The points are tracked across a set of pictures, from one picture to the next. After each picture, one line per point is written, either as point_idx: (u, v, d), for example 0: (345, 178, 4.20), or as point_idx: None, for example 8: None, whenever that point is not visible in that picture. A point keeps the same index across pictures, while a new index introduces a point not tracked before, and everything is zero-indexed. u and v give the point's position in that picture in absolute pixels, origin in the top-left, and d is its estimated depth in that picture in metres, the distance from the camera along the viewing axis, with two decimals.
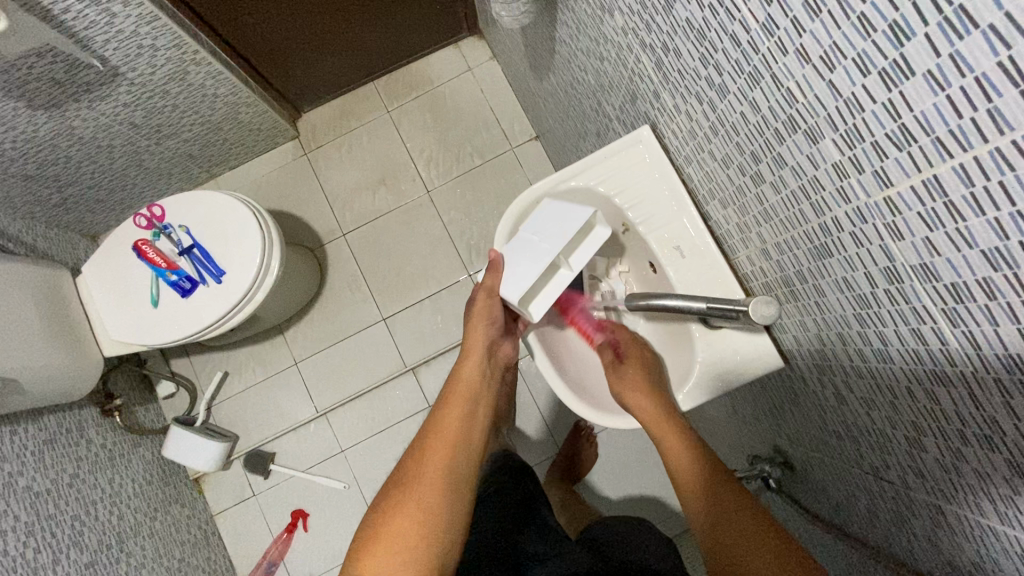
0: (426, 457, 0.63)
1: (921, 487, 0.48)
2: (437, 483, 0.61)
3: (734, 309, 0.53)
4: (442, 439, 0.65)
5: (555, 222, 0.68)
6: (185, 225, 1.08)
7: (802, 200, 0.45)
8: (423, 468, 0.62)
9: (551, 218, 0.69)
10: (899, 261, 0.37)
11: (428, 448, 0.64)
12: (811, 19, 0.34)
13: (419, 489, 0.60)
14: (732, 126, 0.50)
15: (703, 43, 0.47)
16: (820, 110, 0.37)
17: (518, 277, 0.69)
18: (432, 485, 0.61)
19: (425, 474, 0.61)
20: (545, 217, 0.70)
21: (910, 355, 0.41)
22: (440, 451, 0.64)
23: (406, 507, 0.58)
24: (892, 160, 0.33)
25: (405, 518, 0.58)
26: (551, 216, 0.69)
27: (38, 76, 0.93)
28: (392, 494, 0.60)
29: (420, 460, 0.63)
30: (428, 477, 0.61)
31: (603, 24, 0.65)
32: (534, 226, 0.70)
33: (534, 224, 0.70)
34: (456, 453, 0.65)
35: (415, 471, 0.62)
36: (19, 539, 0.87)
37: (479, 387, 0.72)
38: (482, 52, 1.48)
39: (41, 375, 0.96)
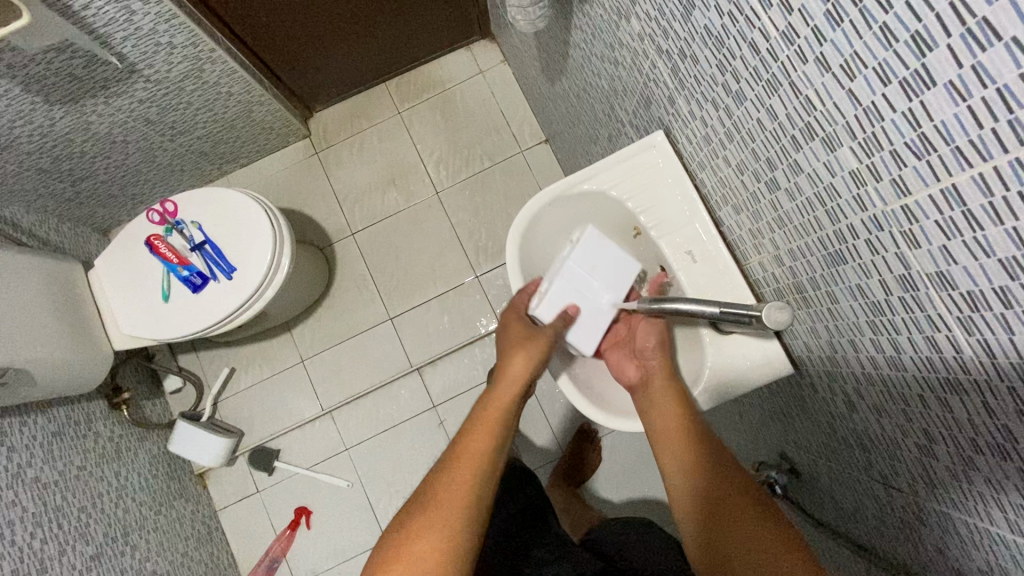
0: (451, 479, 0.59)
1: (931, 494, 0.48)
2: (460, 511, 0.57)
3: (748, 313, 0.52)
4: (469, 460, 0.61)
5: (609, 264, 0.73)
6: (197, 221, 1.09)
7: (816, 207, 0.45)
8: (448, 492, 0.58)
9: (601, 258, 0.73)
10: (914, 269, 0.38)
11: (453, 469, 0.60)
12: (832, 28, 0.35)
13: (441, 515, 0.56)
14: (747, 132, 0.50)
15: (721, 51, 0.48)
16: (839, 118, 0.38)
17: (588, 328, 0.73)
18: (456, 513, 0.56)
19: (449, 497, 0.57)
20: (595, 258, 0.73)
21: (923, 363, 0.41)
22: (467, 476, 0.59)
23: (427, 537, 0.55)
24: (910, 169, 0.34)
25: (425, 545, 0.54)
26: (599, 254, 0.73)
27: (57, 71, 0.94)
28: (415, 516, 0.57)
29: (444, 481, 0.59)
30: (452, 504, 0.57)
31: (619, 30, 0.66)
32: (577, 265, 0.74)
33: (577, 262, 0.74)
34: (482, 477, 0.60)
35: (438, 492, 0.58)
36: (27, 530, 0.88)
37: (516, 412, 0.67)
38: (493, 55, 1.49)
39: (53, 367, 0.97)
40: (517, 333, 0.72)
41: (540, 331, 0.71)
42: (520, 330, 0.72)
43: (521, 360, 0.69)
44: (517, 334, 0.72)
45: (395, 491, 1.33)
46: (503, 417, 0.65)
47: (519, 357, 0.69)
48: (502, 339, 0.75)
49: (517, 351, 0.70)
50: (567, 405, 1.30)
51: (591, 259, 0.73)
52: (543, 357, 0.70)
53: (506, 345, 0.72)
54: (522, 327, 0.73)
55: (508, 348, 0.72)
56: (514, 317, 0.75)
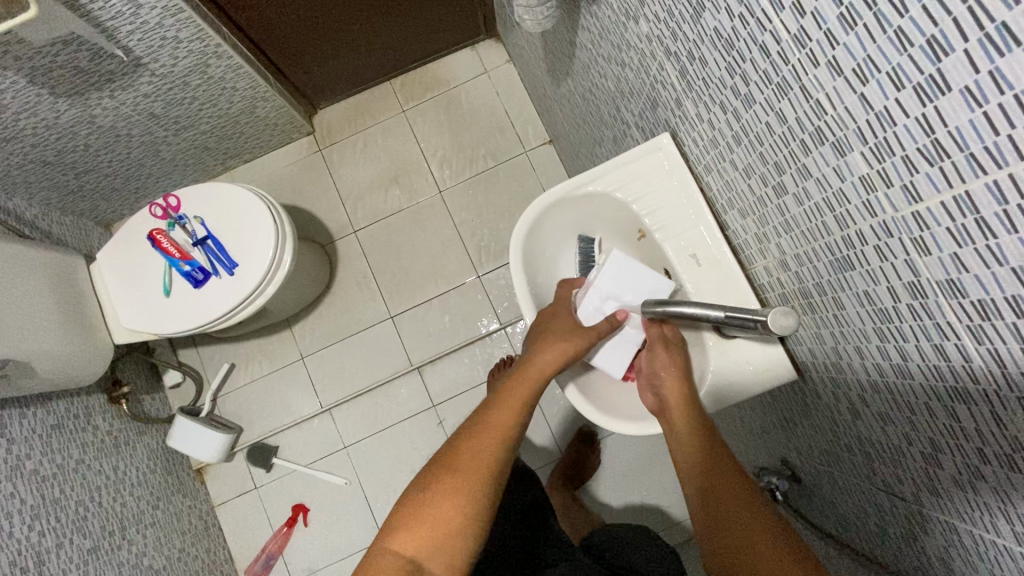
0: (475, 448, 0.59)
1: (935, 503, 0.48)
2: (480, 481, 0.57)
3: (754, 318, 0.51)
4: (495, 433, 0.61)
5: (636, 292, 0.72)
6: (199, 216, 1.09)
7: (824, 213, 0.45)
8: (471, 461, 0.58)
9: (627, 284, 0.72)
10: (924, 277, 0.37)
11: (478, 439, 0.60)
12: (845, 32, 0.34)
13: (464, 482, 0.57)
14: (756, 136, 0.50)
15: (731, 53, 0.47)
16: (850, 122, 0.37)
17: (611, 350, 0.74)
18: (478, 483, 0.57)
19: (471, 466, 0.58)
20: (621, 283, 0.73)
21: (930, 371, 0.41)
22: (489, 449, 0.59)
23: (448, 503, 0.56)
24: (922, 175, 0.33)
25: (445, 509, 0.55)
26: (624, 278, 0.73)
27: (63, 64, 0.94)
28: (435, 480, 0.57)
29: (466, 452, 0.59)
30: (474, 473, 0.57)
31: (627, 31, 0.66)
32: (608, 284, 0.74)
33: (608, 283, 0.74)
34: (505, 452, 0.60)
35: (459, 460, 0.58)
36: (25, 522, 0.88)
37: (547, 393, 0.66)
38: (499, 54, 1.49)
39: (53, 360, 0.97)
40: (560, 322, 0.71)
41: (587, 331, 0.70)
42: (565, 321, 0.71)
43: (563, 348, 0.67)
44: (563, 323, 0.71)
45: (393, 490, 1.33)
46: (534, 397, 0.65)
47: (559, 344, 0.68)
48: (540, 319, 0.73)
49: (559, 340, 0.68)
50: (568, 407, 1.29)
51: (617, 285, 0.73)
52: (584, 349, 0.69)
53: (547, 330, 0.71)
54: (567, 320, 0.71)
55: (549, 331, 0.70)
56: (560, 308, 0.74)
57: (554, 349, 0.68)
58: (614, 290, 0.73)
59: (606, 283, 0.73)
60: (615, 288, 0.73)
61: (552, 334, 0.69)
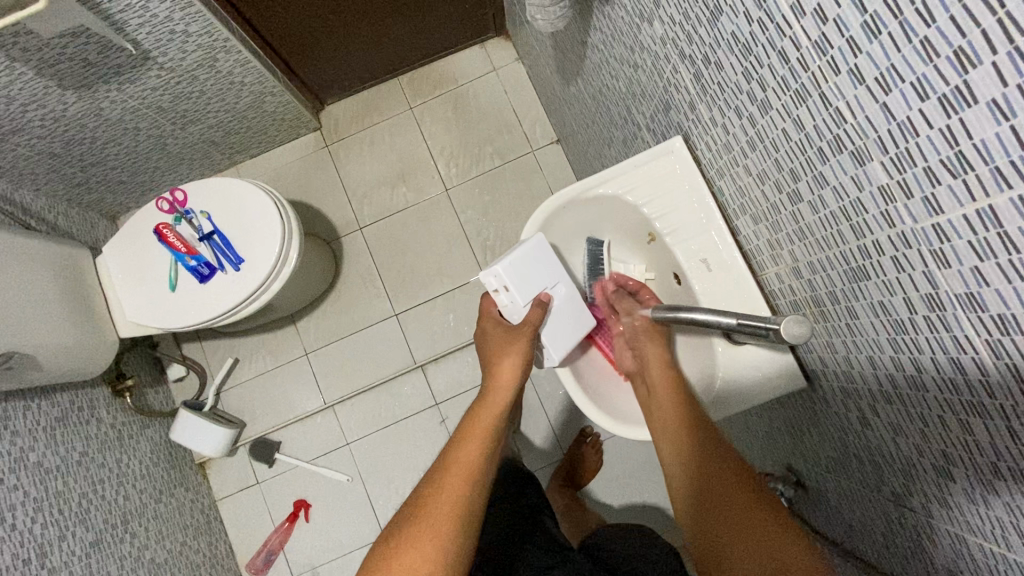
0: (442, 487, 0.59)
1: (944, 516, 0.47)
2: (451, 520, 0.57)
3: (766, 326, 0.50)
4: (460, 467, 0.61)
5: (552, 265, 0.74)
6: (206, 211, 1.09)
7: (840, 221, 0.44)
8: (438, 501, 0.58)
9: (540, 269, 0.74)
10: (942, 289, 0.37)
11: (443, 478, 0.60)
12: (869, 40, 0.34)
13: (433, 524, 0.56)
14: (771, 142, 0.49)
15: (748, 58, 0.47)
16: (870, 131, 0.37)
17: (565, 332, 0.74)
18: (446, 520, 0.56)
19: (439, 506, 0.57)
20: (533, 275, 0.73)
21: (945, 384, 0.41)
22: (453, 484, 0.59)
23: (419, 547, 0.55)
24: (945, 187, 0.33)
25: (418, 556, 0.54)
26: (532, 269, 0.73)
27: (71, 56, 0.94)
28: (404, 527, 0.57)
29: (434, 494, 0.59)
30: (443, 513, 0.57)
31: (640, 32, 0.65)
32: (521, 292, 0.72)
33: (521, 290, 0.72)
34: (473, 485, 0.60)
35: (427, 504, 0.58)
36: (28, 514, 0.88)
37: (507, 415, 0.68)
38: (508, 53, 1.48)
39: (58, 353, 0.97)
40: (497, 339, 0.73)
41: (522, 330, 0.71)
42: (500, 335, 0.73)
43: (512, 363, 0.70)
44: (501, 337, 0.73)
45: (395, 488, 1.33)
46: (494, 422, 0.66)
47: (506, 363, 0.70)
48: (483, 345, 0.76)
49: (504, 356, 0.70)
50: (570, 407, 1.29)
51: (528, 282, 0.73)
52: (529, 361, 0.71)
53: (490, 352, 0.73)
54: (501, 331, 0.73)
55: (493, 352, 0.72)
56: (488, 323, 0.76)
57: (503, 371, 0.70)
58: (527, 285, 0.73)
59: (516, 293, 0.72)
60: (527, 285, 0.73)
61: (496, 355, 0.72)
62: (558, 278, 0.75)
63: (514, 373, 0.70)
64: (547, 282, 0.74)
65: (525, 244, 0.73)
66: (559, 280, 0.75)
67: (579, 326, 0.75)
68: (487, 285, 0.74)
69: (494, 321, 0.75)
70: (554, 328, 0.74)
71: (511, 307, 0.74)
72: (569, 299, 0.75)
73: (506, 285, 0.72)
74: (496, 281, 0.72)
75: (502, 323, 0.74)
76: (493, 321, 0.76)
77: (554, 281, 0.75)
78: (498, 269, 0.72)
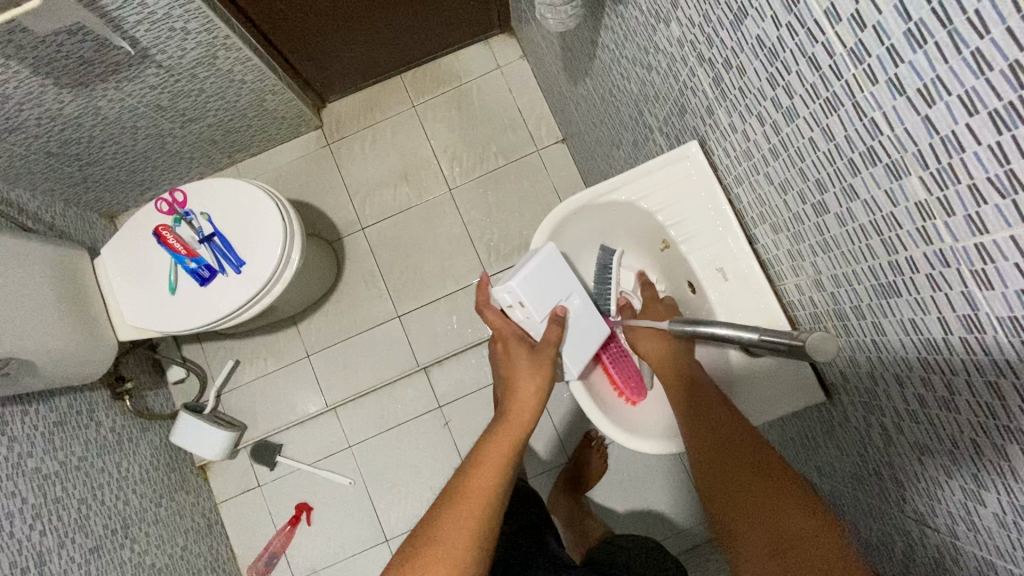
0: (458, 513, 0.57)
1: (972, 540, 0.46)
2: (467, 552, 0.55)
3: (787, 340, 0.48)
4: (477, 496, 0.58)
5: (565, 277, 0.74)
6: (207, 212, 1.07)
7: (870, 235, 0.43)
8: (454, 529, 0.56)
9: (553, 281, 0.73)
10: (983, 310, 0.35)
11: (459, 503, 0.58)
12: (912, 50, 0.32)
13: (448, 552, 0.54)
14: (797, 151, 0.47)
15: (774, 63, 0.45)
16: (909, 145, 0.35)
17: (581, 344, 0.74)
18: (463, 548, 0.55)
19: (454, 533, 0.55)
20: (548, 290, 0.72)
21: (979, 407, 0.39)
22: (471, 512, 0.57)
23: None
24: (991, 207, 0.31)
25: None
26: (546, 283, 0.72)
27: (68, 54, 0.91)
28: (415, 556, 0.54)
29: (448, 519, 0.56)
30: (458, 546, 0.55)
31: (656, 33, 0.63)
32: (539, 306, 0.71)
33: (539, 304, 0.71)
34: (490, 513, 0.58)
35: (441, 531, 0.56)
36: (26, 522, 0.86)
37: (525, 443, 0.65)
38: (512, 50, 1.46)
39: (57, 358, 0.95)
40: (519, 355, 0.70)
41: (545, 351, 0.69)
42: (522, 352, 0.70)
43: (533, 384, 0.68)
44: (521, 353, 0.70)
45: (398, 491, 1.31)
46: (513, 447, 0.63)
47: (528, 387, 0.67)
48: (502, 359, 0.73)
49: (526, 377, 0.68)
50: (575, 411, 1.28)
51: (543, 296, 0.72)
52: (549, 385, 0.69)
53: (511, 368, 0.70)
54: (523, 349, 0.71)
55: (513, 369, 0.70)
56: (509, 336, 0.73)
57: (524, 391, 0.68)
58: (543, 299, 0.72)
59: (533, 309, 0.71)
60: (544, 301, 0.72)
61: (518, 375, 0.69)
62: (571, 290, 0.74)
63: (535, 398, 0.67)
64: (561, 295, 0.73)
65: (537, 257, 0.72)
66: (572, 293, 0.74)
67: (593, 337, 0.75)
68: (501, 301, 0.72)
69: (516, 337, 0.72)
70: (575, 341, 0.74)
71: (527, 323, 0.74)
72: (582, 310, 0.75)
73: (522, 301, 0.71)
74: (512, 296, 0.71)
75: (524, 340, 0.72)
76: (513, 337, 0.73)
77: (567, 294, 0.74)
78: (512, 285, 0.70)
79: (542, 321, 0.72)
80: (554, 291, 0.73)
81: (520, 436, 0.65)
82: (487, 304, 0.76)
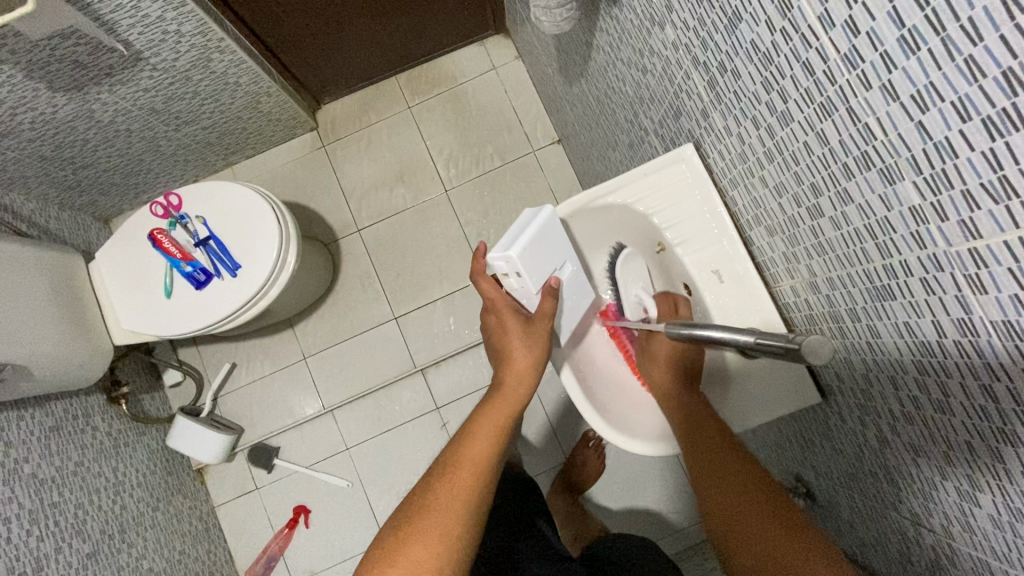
0: (449, 484, 0.58)
1: (967, 540, 0.46)
2: (457, 521, 0.55)
3: (779, 342, 0.48)
4: (468, 467, 0.59)
5: (559, 246, 0.70)
6: (201, 216, 1.06)
7: (865, 239, 0.43)
8: (444, 499, 0.57)
9: (551, 249, 0.70)
10: (977, 315, 0.35)
11: (450, 474, 0.59)
12: (906, 56, 0.32)
13: (438, 521, 0.55)
14: (791, 155, 0.48)
15: (769, 68, 0.45)
16: (903, 150, 0.35)
17: (571, 312, 0.74)
18: (453, 518, 0.55)
19: (444, 503, 0.56)
20: (544, 259, 0.69)
21: (974, 410, 0.39)
22: (463, 483, 0.58)
23: (423, 546, 0.54)
24: (985, 212, 0.32)
25: (421, 552, 0.53)
26: (542, 253, 0.69)
27: (61, 57, 0.91)
28: (409, 521, 0.56)
29: (440, 490, 0.57)
30: (450, 512, 0.56)
31: (651, 36, 0.63)
32: (537, 275, 0.68)
33: (536, 274, 0.68)
34: (482, 484, 0.59)
35: (433, 501, 0.57)
36: (23, 527, 0.86)
37: (520, 415, 0.65)
38: (507, 51, 1.45)
39: (51, 363, 0.95)
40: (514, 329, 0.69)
41: (538, 324, 0.68)
42: (516, 325, 0.69)
43: (528, 358, 0.67)
44: (515, 328, 0.69)
45: (395, 493, 1.31)
46: (507, 420, 0.64)
47: (523, 361, 0.67)
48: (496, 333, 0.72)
49: (521, 350, 0.67)
50: (572, 411, 1.28)
51: (540, 266, 0.69)
52: (545, 358, 0.69)
53: (505, 341, 0.69)
54: (517, 321, 0.69)
55: (508, 343, 0.69)
56: (502, 309, 0.71)
57: (518, 366, 0.67)
58: (539, 269, 0.69)
59: (529, 280, 0.68)
60: (539, 271, 0.68)
61: (513, 348, 0.68)
62: (565, 258, 0.72)
63: (530, 371, 0.67)
64: (555, 264, 0.71)
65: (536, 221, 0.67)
66: (566, 261, 0.72)
67: (581, 304, 0.75)
68: (496, 268, 0.68)
69: (510, 309, 0.71)
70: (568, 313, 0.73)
71: (522, 292, 0.70)
72: (573, 279, 0.73)
73: (519, 271, 0.67)
74: (509, 266, 0.67)
75: (519, 313, 0.71)
76: (508, 310, 0.71)
77: (561, 263, 0.71)
78: (511, 253, 0.66)
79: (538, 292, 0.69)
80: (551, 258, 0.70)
81: (513, 409, 0.65)
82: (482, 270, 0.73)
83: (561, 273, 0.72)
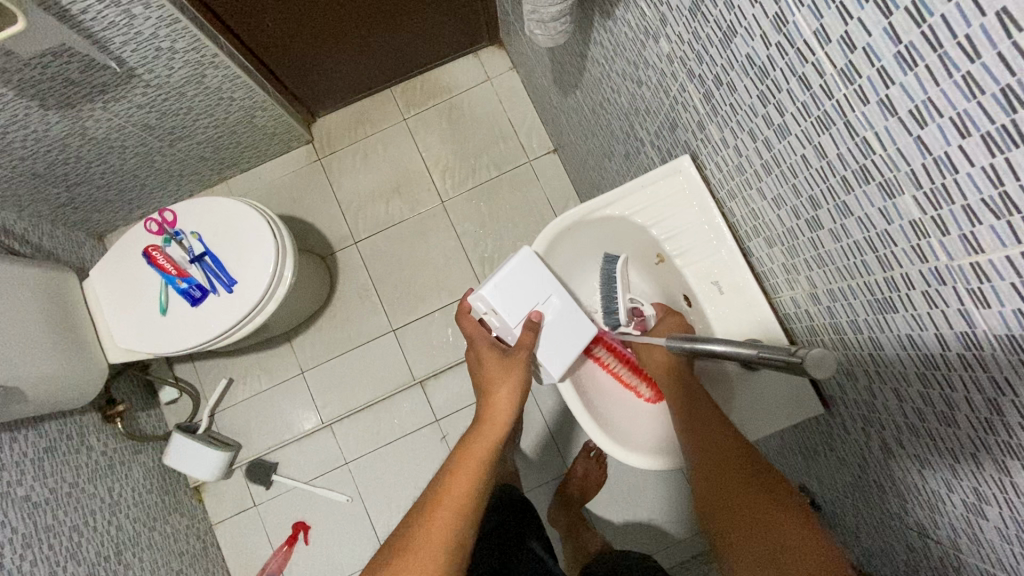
0: (433, 522, 0.57)
1: (975, 552, 0.46)
2: (441, 558, 0.54)
3: (782, 356, 0.47)
4: (451, 503, 0.58)
5: (541, 280, 0.72)
6: (197, 232, 1.05)
7: (865, 251, 0.43)
8: (428, 535, 0.56)
9: (530, 286, 0.72)
10: (981, 329, 0.35)
11: (433, 512, 0.58)
12: (903, 72, 0.32)
13: (422, 559, 0.54)
14: (788, 167, 0.48)
15: (765, 81, 0.45)
16: (902, 164, 0.35)
17: (564, 346, 0.72)
18: (438, 555, 0.54)
19: (428, 541, 0.55)
20: (522, 295, 0.71)
21: (979, 423, 0.39)
22: (447, 520, 0.57)
23: None
24: (986, 227, 0.31)
25: None
26: (519, 288, 0.71)
27: (52, 75, 0.90)
28: (391, 562, 0.54)
29: (424, 528, 0.56)
30: (435, 548, 0.55)
31: (645, 49, 0.63)
32: (512, 310, 0.71)
33: (512, 309, 0.71)
34: (466, 519, 0.58)
35: (417, 539, 0.55)
36: (17, 552, 0.84)
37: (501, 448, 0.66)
38: (502, 62, 1.46)
39: (44, 385, 0.93)
40: (493, 363, 0.71)
41: (516, 356, 0.70)
42: (495, 360, 0.71)
43: (508, 392, 0.69)
44: (494, 362, 0.70)
45: (396, 507, 1.30)
46: (488, 455, 0.64)
47: (501, 395, 0.68)
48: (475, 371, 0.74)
49: (501, 385, 0.69)
50: (571, 421, 1.27)
51: (518, 303, 0.71)
52: (524, 390, 0.70)
53: (483, 377, 0.71)
54: (495, 355, 0.71)
55: (487, 379, 0.70)
56: (480, 346, 0.73)
57: (499, 400, 0.68)
58: (518, 306, 0.71)
59: (505, 316, 0.71)
60: (515, 307, 0.71)
61: (491, 383, 0.70)
62: (549, 291, 0.72)
63: (508, 404, 0.69)
64: (537, 299, 0.72)
65: (511, 262, 0.72)
66: (549, 294, 0.72)
67: (576, 337, 0.73)
68: (476, 308, 0.73)
69: (488, 344, 0.73)
70: (556, 345, 0.72)
71: (503, 329, 0.73)
72: (563, 311, 0.72)
73: (494, 308, 0.71)
74: (485, 305, 0.71)
75: (497, 346, 0.72)
76: (486, 346, 0.73)
77: (545, 297, 0.72)
78: (484, 293, 0.71)
79: (518, 325, 0.71)
80: (530, 292, 0.72)
81: (495, 444, 0.65)
82: (466, 311, 0.77)
83: (545, 307, 0.72)
